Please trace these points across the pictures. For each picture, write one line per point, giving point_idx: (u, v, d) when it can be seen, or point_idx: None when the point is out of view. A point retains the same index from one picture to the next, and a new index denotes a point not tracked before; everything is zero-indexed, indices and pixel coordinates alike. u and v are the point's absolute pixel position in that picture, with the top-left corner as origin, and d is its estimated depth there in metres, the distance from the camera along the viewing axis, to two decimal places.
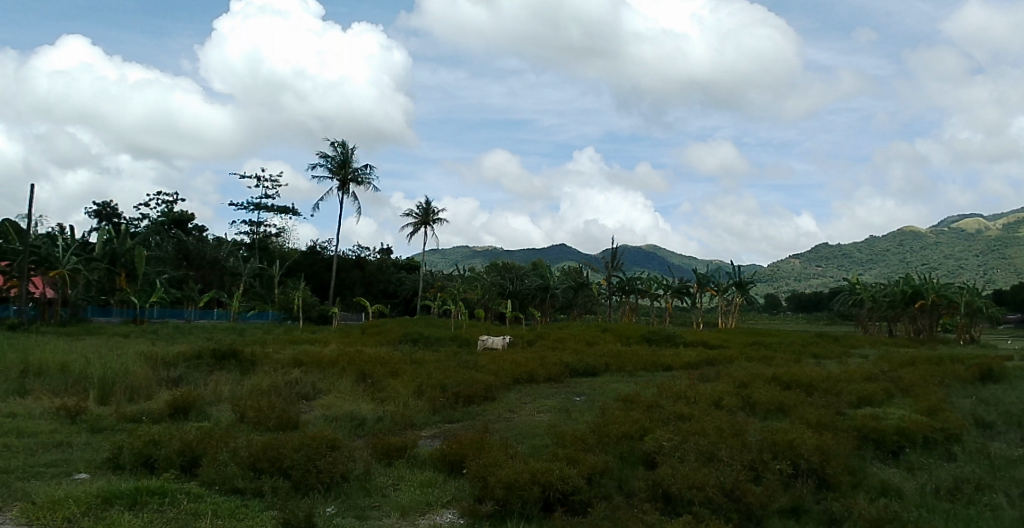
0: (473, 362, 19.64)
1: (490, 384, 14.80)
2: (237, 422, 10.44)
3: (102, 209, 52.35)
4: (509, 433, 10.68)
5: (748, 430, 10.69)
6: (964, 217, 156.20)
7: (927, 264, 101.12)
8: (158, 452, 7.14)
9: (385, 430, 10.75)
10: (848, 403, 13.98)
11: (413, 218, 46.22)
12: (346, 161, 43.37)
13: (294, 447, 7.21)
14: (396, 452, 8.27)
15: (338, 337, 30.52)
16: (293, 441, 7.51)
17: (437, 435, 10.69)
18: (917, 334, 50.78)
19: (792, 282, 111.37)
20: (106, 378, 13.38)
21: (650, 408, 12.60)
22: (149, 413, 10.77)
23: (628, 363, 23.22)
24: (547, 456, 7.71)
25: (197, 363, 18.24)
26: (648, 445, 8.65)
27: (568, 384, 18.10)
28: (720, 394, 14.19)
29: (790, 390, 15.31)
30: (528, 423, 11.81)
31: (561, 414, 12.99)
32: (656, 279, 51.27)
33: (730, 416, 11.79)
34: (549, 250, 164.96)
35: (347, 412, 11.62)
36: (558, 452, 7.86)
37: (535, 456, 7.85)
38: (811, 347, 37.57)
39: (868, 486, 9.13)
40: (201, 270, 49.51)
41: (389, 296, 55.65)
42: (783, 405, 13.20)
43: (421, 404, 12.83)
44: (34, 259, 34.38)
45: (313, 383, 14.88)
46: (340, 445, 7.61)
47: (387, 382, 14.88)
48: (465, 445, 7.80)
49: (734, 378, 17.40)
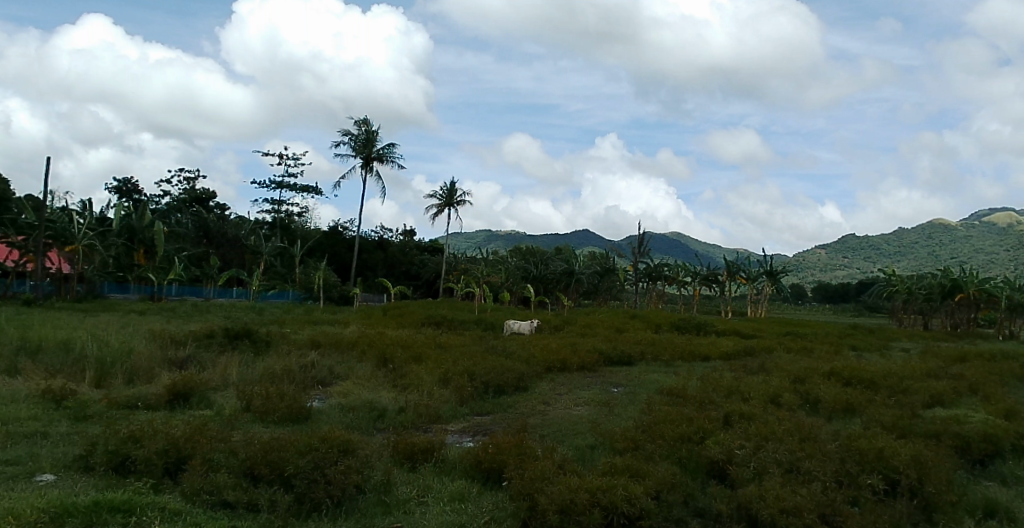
0: (502, 347, 18.44)
1: (522, 373, 13.58)
2: (240, 411, 9.35)
3: (123, 186, 51.70)
4: (548, 431, 9.43)
5: (823, 434, 9.35)
6: (994, 211, 152.59)
7: (959, 257, 98.42)
8: (135, 451, 5.97)
9: (408, 427, 9.58)
10: (921, 403, 12.55)
11: (437, 199, 45.01)
12: (369, 140, 42.15)
13: (299, 448, 6.01)
14: (421, 455, 7.08)
15: (360, 318, 29.49)
16: (299, 440, 6.28)
17: (467, 431, 9.49)
18: (954, 328, 48.66)
19: (818, 273, 109.22)
20: (104, 359, 12.37)
21: (701, 404, 11.31)
22: (144, 399, 9.70)
23: (665, 351, 21.95)
24: (602, 465, 6.45)
25: (208, 343, 17.24)
26: (714, 451, 7.39)
27: (603, 373, 16.87)
28: (775, 390, 12.85)
29: (851, 387, 13.91)
30: (566, 418, 10.58)
31: (601, 408, 11.74)
32: (684, 266, 49.64)
33: (795, 416, 10.45)
34: (571, 236, 163.39)
35: (365, 402, 10.44)
36: (614, 461, 6.59)
37: (586, 464, 6.60)
38: (847, 339, 35.95)
39: (970, 504, 7.74)
40: (223, 248, 48.79)
41: (412, 278, 54.60)
42: (851, 405, 11.83)
43: (447, 392, 11.60)
44: (50, 234, 33.78)
45: (330, 367, 13.74)
46: (357, 447, 6.39)
47: (411, 368, 13.71)
48: (506, 450, 6.55)
49: (784, 371, 16.07)
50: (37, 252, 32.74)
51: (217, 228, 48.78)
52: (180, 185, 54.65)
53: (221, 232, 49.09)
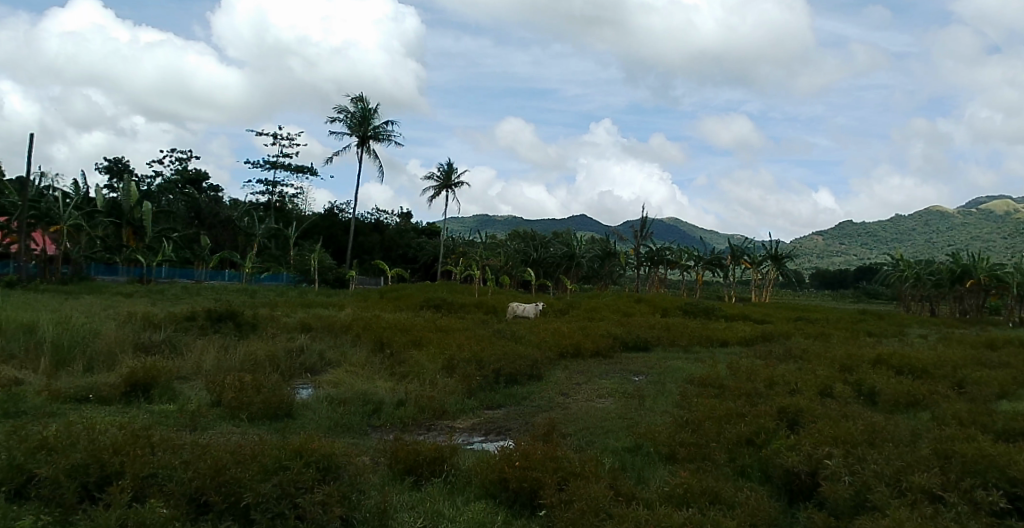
0: (510, 331, 16.92)
1: (535, 359, 12.10)
2: (209, 406, 7.85)
3: (112, 165, 49.95)
4: (575, 429, 7.98)
5: (902, 434, 7.87)
6: (988, 200, 151.44)
7: (959, 244, 96.96)
8: (42, 467, 4.48)
9: (408, 425, 8.10)
10: (991, 394, 11.05)
11: (434, 180, 43.37)
12: (366, 118, 40.39)
13: (265, 466, 4.58)
14: (426, 467, 5.57)
15: (355, 301, 27.94)
16: (264, 450, 4.81)
17: (479, 430, 8.02)
18: (964, 315, 47.16)
19: (815, 258, 107.74)
20: (63, 343, 10.87)
21: (746, 397, 9.84)
22: (96, 391, 8.23)
23: (681, 336, 20.44)
24: (664, 485, 4.97)
25: (188, 326, 15.67)
26: (793, 459, 6.00)
27: (621, 360, 15.41)
28: (825, 380, 11.36)
29: (903, 376, 12.45)
30: (591, 412, 9.14)
31: (629, 400, 10.30)
32: (687, 250, 48.03)
33: (859, 412, 8.97)
34: (567, 220, 161.05)
35: (358, 393, 8.93)
36: (678, 477, 5.13)
37: (644, 484, 5.12)
38: (861, 325, 34.52)
39: None
40: (215, 230, 47.23)
41: (409, 261, 53.00)
42: (914, 400, 10.36)
43: (451, 382, 10.12)
44: (33, 214, 32.14)
45: (321, 352, 12.23)
46: (342, 461, 4.91)
47: (410, 354, 12.18)
48: (540, 461, 5.10)
49: (820, 358, 14.61)
50: (20, 232, 31.02)
51: (209, 209, 47.19)
52: (171, 165, 52.79)
53: (213, 213, 47.50)
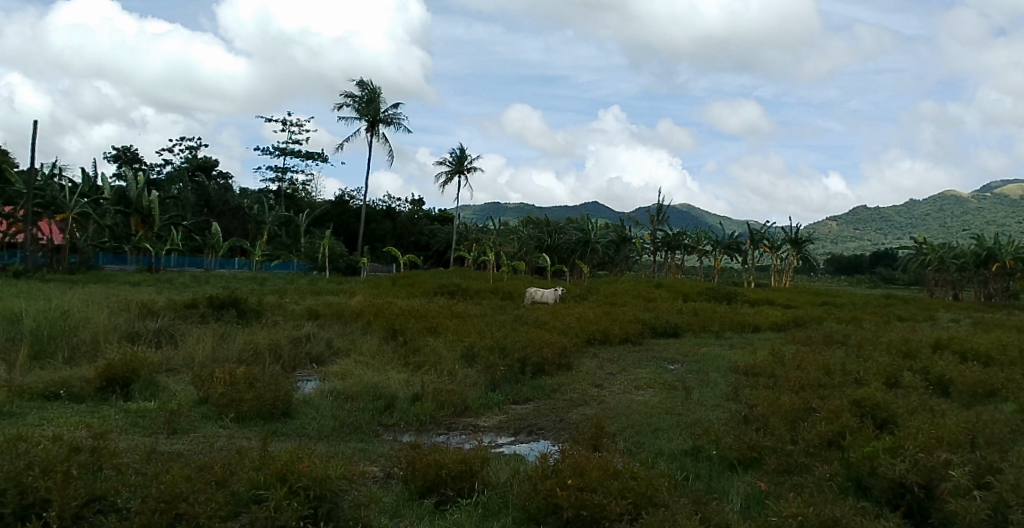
0: (531, 317, 15.83)
1: (563, 346, 10.98)
2: (194, 404, 6.79)
3: (120, 153, 49.09)
4: (620, 428, 6.85)
5: (1007, 432, 6.69)
6: (1004, 184, 148.89)
7: (978, 227, 94.70)
8: None
9: (425, 424, 6.99)
10: None
11: (446, 165, 42.17)
12: (374, 100, 39.18)
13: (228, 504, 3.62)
14: (452, 485, 4.48)
15: (367, 288, 26.88)
16: (233, 477, 3.85)
17: (508, 429, 6.92)
18: (990, 299, 45.38)
19: (830, 243, 105.86)
20: (41, 334, 9.84)
21: (808, 388, 8.67)
22: (66, 387, 7.17)
23: (711, 322, 19.21)
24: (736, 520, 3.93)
25: (189, 313, 14.66)
26: (900, 468, 4.92)
27: (652, 346, 14.28)
28: (887, 367, 10.16)
29: (969, 363, 11.25)
30: (632, 407, 7.97)
31: (672, 392, 9.15)
32: (704, 235, 46.67)
33: (944, 405, 7.79)
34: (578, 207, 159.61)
35: (367, 386, 7.83)
36: (756, 511, 4.09)
37: (708, 509, 4.11)
38: (890, 309, 33.15)
39: None
40: (225, 218, 46.25)
41: (422, 248, 51.89)
42: (992, 394, 9.13)
43: (473, 374, 9.01)
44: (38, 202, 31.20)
45: (329, 340, 11.17)
46: (333, 488, 3.90)
47: (426, 342, 11.06)
48: (592, 481, 4.01)
49: (869, 345, 13.38)
50: (26, 221, 30.06)
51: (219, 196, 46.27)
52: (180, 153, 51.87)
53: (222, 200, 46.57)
